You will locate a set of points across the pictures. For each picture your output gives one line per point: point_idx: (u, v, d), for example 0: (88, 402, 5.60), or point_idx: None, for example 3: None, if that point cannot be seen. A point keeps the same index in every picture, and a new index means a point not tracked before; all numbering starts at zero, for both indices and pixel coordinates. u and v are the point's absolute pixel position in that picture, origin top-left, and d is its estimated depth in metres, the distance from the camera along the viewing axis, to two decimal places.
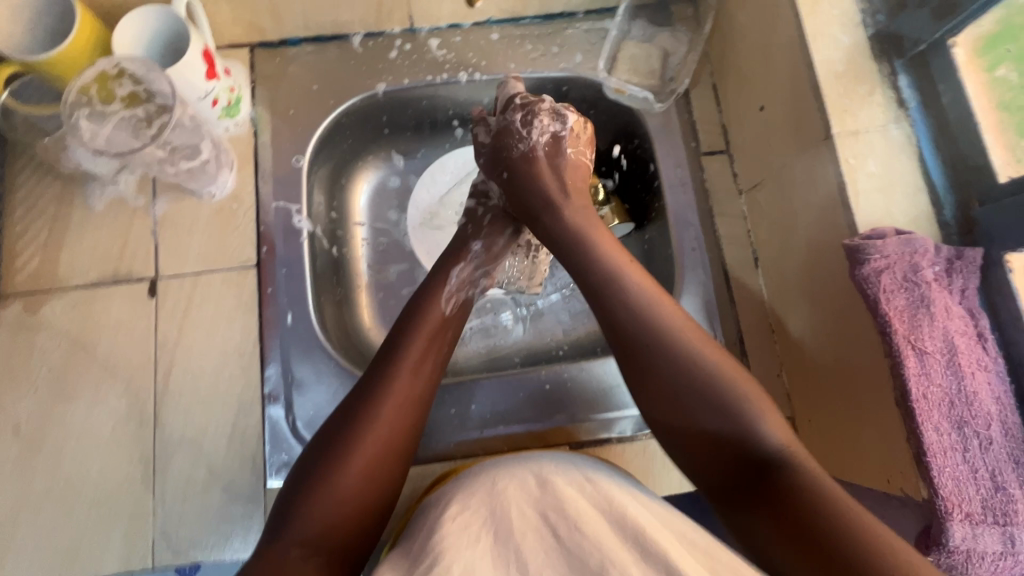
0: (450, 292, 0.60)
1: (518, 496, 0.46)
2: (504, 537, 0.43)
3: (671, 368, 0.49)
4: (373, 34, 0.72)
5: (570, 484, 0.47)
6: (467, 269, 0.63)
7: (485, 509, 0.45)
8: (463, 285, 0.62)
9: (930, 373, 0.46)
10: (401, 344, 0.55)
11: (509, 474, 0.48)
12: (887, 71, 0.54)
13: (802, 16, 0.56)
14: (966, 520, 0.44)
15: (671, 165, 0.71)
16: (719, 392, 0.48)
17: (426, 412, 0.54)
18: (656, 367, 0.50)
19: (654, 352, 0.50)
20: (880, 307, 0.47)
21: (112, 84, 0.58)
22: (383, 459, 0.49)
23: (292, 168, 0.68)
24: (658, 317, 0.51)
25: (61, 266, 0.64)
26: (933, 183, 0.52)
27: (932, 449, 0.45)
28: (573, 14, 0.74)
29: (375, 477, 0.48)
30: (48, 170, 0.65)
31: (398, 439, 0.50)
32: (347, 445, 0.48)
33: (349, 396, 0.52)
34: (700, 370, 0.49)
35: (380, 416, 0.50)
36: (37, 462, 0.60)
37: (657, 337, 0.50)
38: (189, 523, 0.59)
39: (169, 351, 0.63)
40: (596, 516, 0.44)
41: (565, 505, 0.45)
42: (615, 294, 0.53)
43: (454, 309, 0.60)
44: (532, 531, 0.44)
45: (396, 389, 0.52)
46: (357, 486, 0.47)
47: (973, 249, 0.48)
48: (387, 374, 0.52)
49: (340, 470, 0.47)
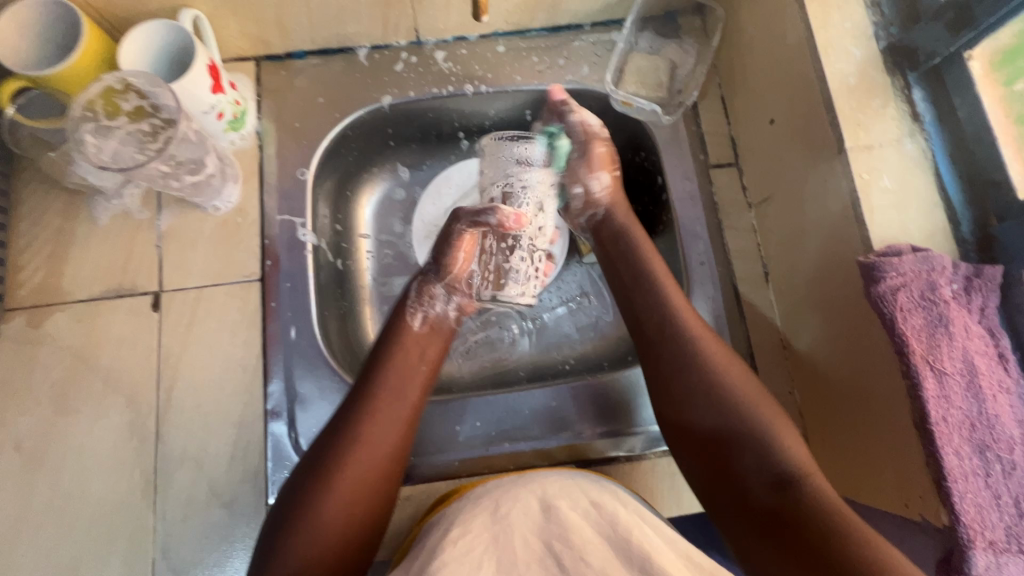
0: (414, 307, 0.60)
1: (520, 522, 0.45)
2: (506, 566, 0.42)
3: (701, 384, 0.51)
4: (379, 47, 0.72)
5: (575, 508, 0.46)
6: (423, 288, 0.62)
7: (489, 532, 0.44)
8: (423, 298, 0.61)
9: (949, 395, 0.45)
10: (373, 367, 0.55)
11: (513, 496, 0.47)
12: (900, 85, 0.53)
13: (813, 29, 0.55)
14: (989, 548, 0.42)
15: (680, 178, 0.70)
16: (744, 413, 0.49)
17: (413, 432, 0.54)
18: (687, 384, 0.52)
19: (686, 364, 0.53)
20: (897, 327, 0.46)
21: (118, 98, 0.57)
22: (365, 482, 0.48)
23: (297, 181, 0.68)
24: (692, 343, 0.53)
25: (65, 279, 0.64)
26: (949, 199, 0.51)
27: (953, 474, 0.44)
28: (580, 26, 0.73)
29: (357, 499, 0.48)
30: (53, 184, 0.65)
31: (382, 463, 0.50)
32: (328, 470, 0.48)
33: (329, 423, 0.52)
34: (722, 382, 0.51)
35: (361, 438, 0.50)
36: (37, 478, 0.59)
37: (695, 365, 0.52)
38: (189, 542, 0.58)
39: (172, 366, 0.62)
40: (603, 547, 0.43)
41: (570, 532, 0.44)
42: (662, 317, 0.56)
43: (425, 325, 0.60)
44: (536, 561, 0.43)
45: (380, 411, 0.51)
46: (341, 512, 0.47)
47: (993, 266, 0.47)
48: (361, 399, 0.52)
49: (322, 495, 0.47)
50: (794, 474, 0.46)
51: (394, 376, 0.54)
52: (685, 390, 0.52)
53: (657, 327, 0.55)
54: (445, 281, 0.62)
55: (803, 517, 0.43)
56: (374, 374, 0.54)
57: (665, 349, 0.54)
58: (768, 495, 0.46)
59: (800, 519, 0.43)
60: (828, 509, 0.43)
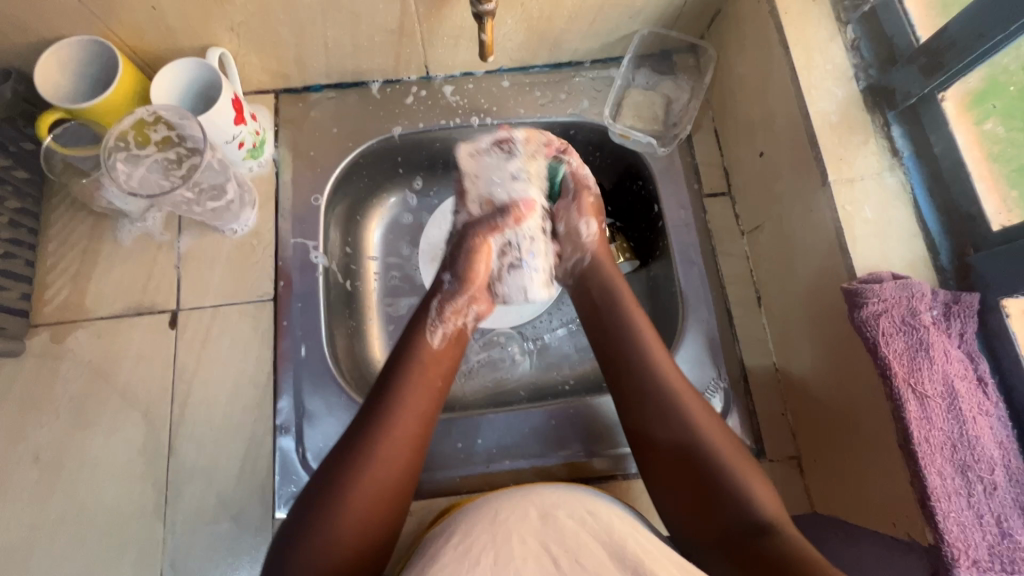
0: (432, 324, 0.62)
1: (518, 525, 0.46)
2: (504, 561, 0.44)
3: (665, 411, 0.55)
4: (391, 81, 0.76)
5: (571, 515, 0.48)
6: (444, 308, 0.63)
7: (487, 536, 0.46)
8: (442, 315, 0.63)
9: (931, 416, 0.47)
10: (389, 388, 0.55)
11: (512, 505, 0.48)
12: (879, 123, 0.57)
13: (798, 71, 0.59)
14: (972, 566, 0.44)
15: (676, 206, 0.73)
16: (695, 431, 0.53)
17: (426, 443, 0.55)
18: (652, 411, 0.55)
19: (653, 395, 0.56)
20: (880, 350, 0.49)
21: (149, 129, 0.62)
22: (380, 502, 0.50)
23: (311, 207, 0.71)
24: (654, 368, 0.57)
25: (88, 297, 0.67)
26: (928, 229, 0.54)
27: (936, 493, 0.45)
28: (581, 63, 0.78)
29: (374, 519, 0.50)
30: (81, 207, 0.69)
31: (395, 475, 0.51)
32: (342, 480, 0.50)
33: (342, 442, 0.53)
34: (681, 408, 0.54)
35: (375, 449, 0.51)
36: (53, 488, 0.61)
37: (667, 386, 0.56)
38: (197, 554, 0.60)
39: (187, 382, 0.65)
40: (599, 550, 0.45)
41: (567, 536, 0.46)
42: (641, 341, 0.59)
43: (442, 342, 0.61)
44: (532, 558, 0.44)
45: (392, 433, 0.53)
46: (356, 531, 0.48)
47: (970, 294, 0.50)
48: (381, 422, 0.53)
49: (339, 516, 0.48)
50: (766, 523, 0.48)
51: (406, 389, 0.55)
52: (651, 415, 0.55)
53: (627, 348, 0.59)
54: (453, 295, 0.64)
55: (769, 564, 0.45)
56: (388, 387, 0.56)
57: (637, 376, 0.57)
58: (740, 536, 0.49)
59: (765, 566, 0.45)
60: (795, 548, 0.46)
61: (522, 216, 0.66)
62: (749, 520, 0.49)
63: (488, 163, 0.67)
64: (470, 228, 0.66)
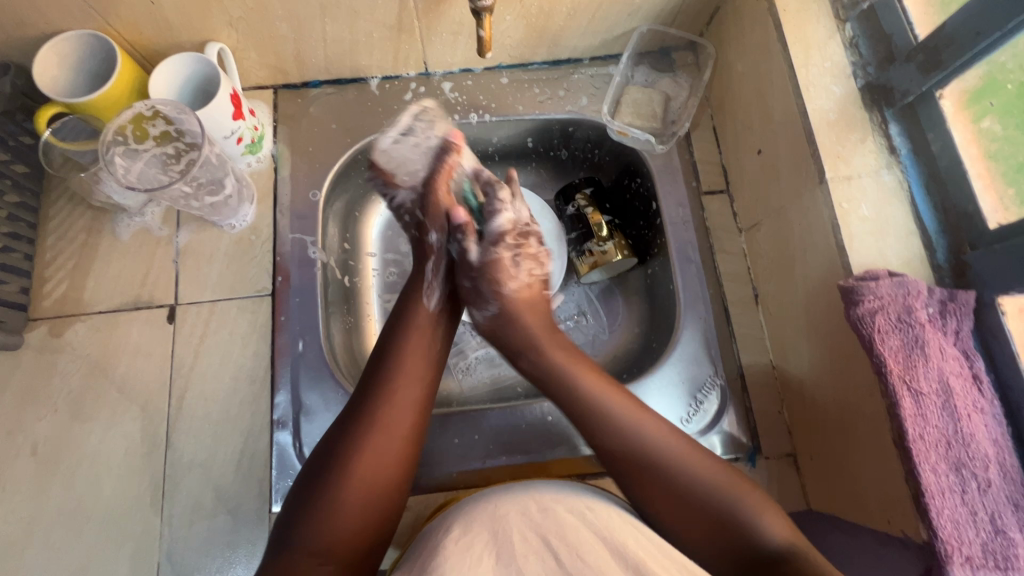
0: (429, 288, 0.64)
1: (517, 521, 0.47)
2: (507, 558, 0.45)
3: (609, 429, 0.54)
4: (390, 77, 0.76)
5: (570, 510, 0.48)
6: (441, 261, 0.66)
7: (487, 532, 0.46)
8: (435, 276, 0.65)
9: (925, 414, 0.47)
10: (389, 356, 0.56)
11: (512, 499, 0.49)
12: (878, 121, 0.57)
13: (796, 68, 0.59)
14: (966, 563, 0.44)
15: (674, 204, 0.73)
16: (645, 444, 0.53)
17: (421, 437, 0.54)
18: (600, 433, 0.54)
19: (593, 420, 0.55)
20: (876, 347, 0.49)
21: (147, 123, 0.62)
22: (383, 469, 0.50)
23: (309, 203, 0.71)
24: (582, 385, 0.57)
25: (86, 292, 0.67)
26: (925, 227, 0.54)
27: (930, 490, 0.46)
28: (579, 60, 0.78)
29: (377, 488, 0.50)
30: (80, 202, 0.69)
31: (389, 471, 0.51)
32: (333, 478, 0.49)
33: (343, 414, 0.53)
34: (622, 424, 0.54)
35: (366, 447, 0.50)
36: (51, 482, 0.61)
37: (627, 441, 0.53)
38: (194, 548, 0.60)
39: (184, 376, 0.65)
40: (598, 545, 0.46)
41: (566, 532, 0.46)
42: (576, 401, 0.56)
43: (437, 304, 0.63)
44: (533, 554, 0.45)
45: (392, 399, 0.53)
46: (358, 500, 0.48)
47: (966, 292, 0.50)
48: (379, 388, 0.54)
49: (341, 485, 0.48)
50: (778, 550, 0.46)
51: (395, 383, 0.54)
52: (599, 437, 0.54)
53: (578, 411, 0.56)
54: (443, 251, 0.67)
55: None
56: (377, 382, 0.54)
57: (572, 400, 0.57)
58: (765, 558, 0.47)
59: None
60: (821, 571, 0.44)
61: (462, 151, 0.68)
62: (764, 552, 0.47)
63: (405, 145, 0.68)
64: (429, 184, 0.67)
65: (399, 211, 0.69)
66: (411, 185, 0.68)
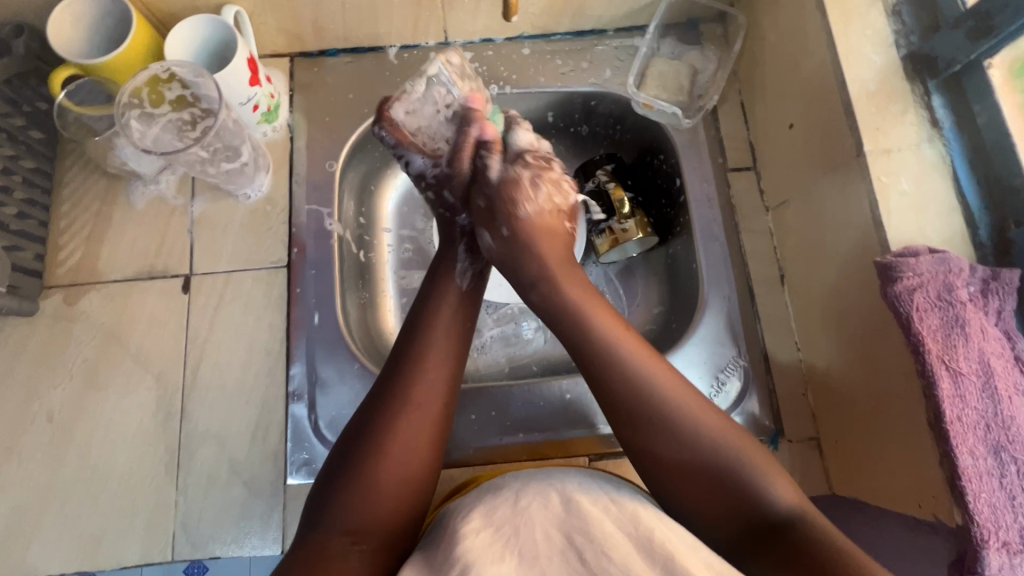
0: (461, 265, 0.60)
1: (542, 517, 0.45)
2: (529, 559, 0.42)
3: (660, 430, 0.49)
4: (408, 46, 0.74)
5: (594, 504, 0.46)
6: (472, 245, 0.62)
7: (509, 528, 0.44)
8: (468, 254, 0.61)
9: (964, 395, 0.45)
10: (420, 332, 0.55)
11: (535, 491, 0.47)
12: (920, 92, 0.54)
13: (835, 36, 0.56)
14: (1002, 548, 0.42)
15: (698, 180, 0.71)
16: (694, 440, 0.48)
17: (451, 420, 0.53)
18: (648, 426, 0.49)
19: (639, 414, 0.50)
20: (913, 327, 0.47)
21: (162, 87, 0.61)
22: (415, 445, 0.49)
23: (326, 173, 0.70)
24: (633, 380, 0.51)
25: (100, 260, 0.66)
26: (968, 204, 0.51)
27: (967, 473, 0.44)
28: (604, 32, 0.75)
29: (410, 462, 0.49)
30: (95, 169, 0.68)
31: (422, 454, 0.49)
32: (366, 467, 0.47)
33: (371, 393, 0.52)
34: (673, 421, 0.49)
35: (399, 431, 0.49)
36: (67, 448, 0.61)
37: (648, 412, 0.49)
38: (210, 517, 0.60)
39: (199, 346, 0.64)
40: (625, 541, 0.43)
41: (590, 525, 0.44)
42: (620, 393, 0.50)
43: (471, 284, 0.60)
44: (558, 555, 0.42)
45: (423, 376, 0.52)
46: (392, 474, 0.48)
47: (1011, 270, 0.47)
48: (408, 365, 0.52)
49: (373, 463, 0.48)
50: (786, 517, 0.45)
51: (426, 365, 0.53)
52: (647, 430, 0.49)
53: (613, 395, 0.51)
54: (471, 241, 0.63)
55: (799, 561, 0.42)
56: (409, 360, 0.53)
57: (617, 390, 0.51)
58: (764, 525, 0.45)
59: (795, 552, 0.43)
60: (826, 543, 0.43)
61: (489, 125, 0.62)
62: (770, 511, 0.46)
63: (427, 111, 0.64)
64: (455, 159, 0.62)
65: (418, 178, 0.65)
66: (434, 156, 0.64)
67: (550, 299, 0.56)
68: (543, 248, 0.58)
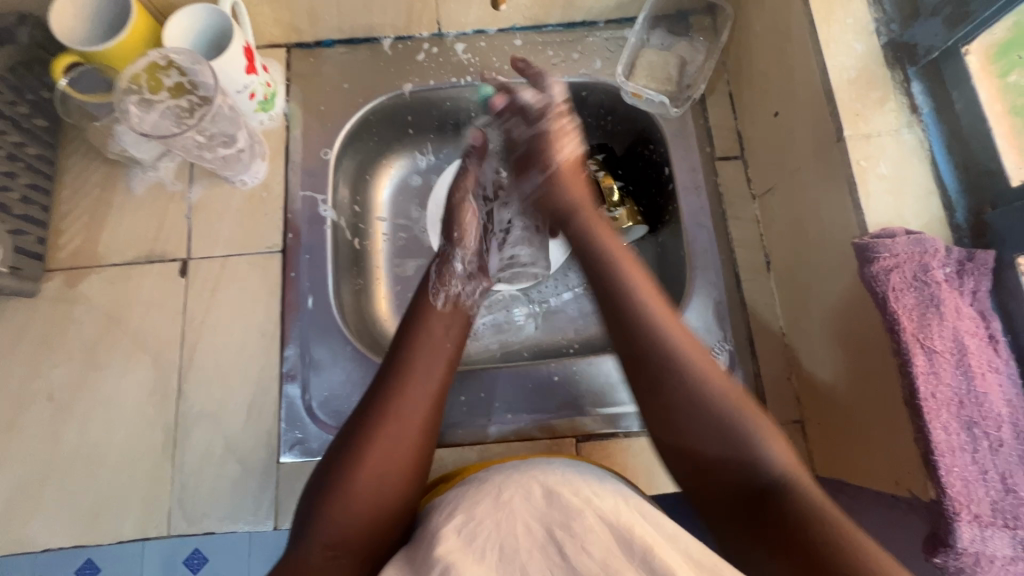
0: (436, 289, 0.62)
1: (523, 509, 0.45)
2: (509, 556, 0.42)
3: (693, 406, 0.48)
4: (403, 37, 0.75)
5: (576, 495, 0.46)
6: (445, 268, 0.64)
7: (490, 521, 0.44)
8: (443, 279, 0.62)
9: (938, 372, 0.46)
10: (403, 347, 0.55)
11: (515, 483, 0.47)
12: (900, 78, 0.55)
13: (817, 23, 0.57)
14: (975, 521, 0.43)
15: (687, 169, 0.72)
16: (727, 418, 0.47)
17: (434, 432, 0.53)
18: (676, 401, 0.48)
19: (673, 389, 0.49)
20: (890, 306, 0.47)
21: (161, 74, 0.62)
22: (395, 459, 0.49)
23: (320, 160, 0.71)
24: (665, 341, 0.50)
25: (101, 244, 0.68)
26: (945, 187, 0.53)
27: (940, 448, 0.45)
28: (594, 23, 0.77)
29: (390, 476, 0.49)
30: (95, 155, 0.70)
31: (401, 470, 0.49)
32: (345, 480, 0.48)
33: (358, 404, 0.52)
34: (706, 393, 0.48)
35: (378, 446, 0.49)
36: (67, 426, 0.63)
37: (678, 388, 0.49)
38: (205, 494, 0.61)
39: (196, 328, 0.66)
40: (603, 534, 0.43)
41: (572, 519, 0.44)
42: (651, 361, 0.50)
43: (446, 304, 0.60)
44: (538, 548, 0.43)
45: (406, 391, 0.52)
46: (371, 489, 0.48)
47: (985, 251, 0.49)
48: (392, 380, 0.53)
49: (353, 475, 0.48)
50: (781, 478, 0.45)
51: (409, 381, 0.53)
52: (674, 407, 0.48)
53: (649, 358, 0.50)
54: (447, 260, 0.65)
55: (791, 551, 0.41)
56: (391, 377, 0.53)
57: (649, 357, 0.50)
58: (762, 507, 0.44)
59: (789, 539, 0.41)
60: (815, 509, 0.42)
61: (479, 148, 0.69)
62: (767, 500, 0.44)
63: None
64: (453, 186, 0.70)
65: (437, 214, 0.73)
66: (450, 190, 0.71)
67: (583, 256, 0.58)
68: (579, 208, 0.60)
